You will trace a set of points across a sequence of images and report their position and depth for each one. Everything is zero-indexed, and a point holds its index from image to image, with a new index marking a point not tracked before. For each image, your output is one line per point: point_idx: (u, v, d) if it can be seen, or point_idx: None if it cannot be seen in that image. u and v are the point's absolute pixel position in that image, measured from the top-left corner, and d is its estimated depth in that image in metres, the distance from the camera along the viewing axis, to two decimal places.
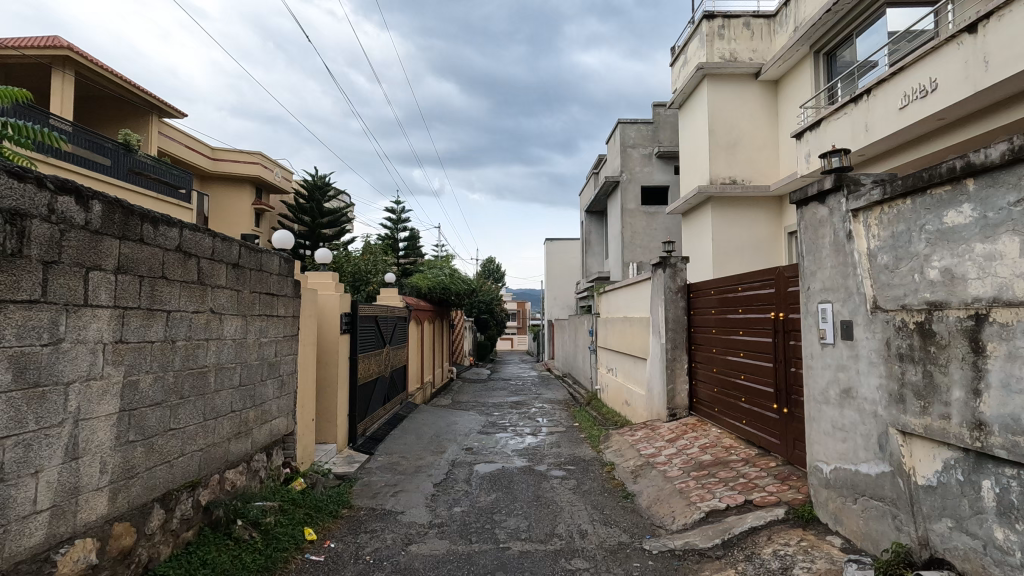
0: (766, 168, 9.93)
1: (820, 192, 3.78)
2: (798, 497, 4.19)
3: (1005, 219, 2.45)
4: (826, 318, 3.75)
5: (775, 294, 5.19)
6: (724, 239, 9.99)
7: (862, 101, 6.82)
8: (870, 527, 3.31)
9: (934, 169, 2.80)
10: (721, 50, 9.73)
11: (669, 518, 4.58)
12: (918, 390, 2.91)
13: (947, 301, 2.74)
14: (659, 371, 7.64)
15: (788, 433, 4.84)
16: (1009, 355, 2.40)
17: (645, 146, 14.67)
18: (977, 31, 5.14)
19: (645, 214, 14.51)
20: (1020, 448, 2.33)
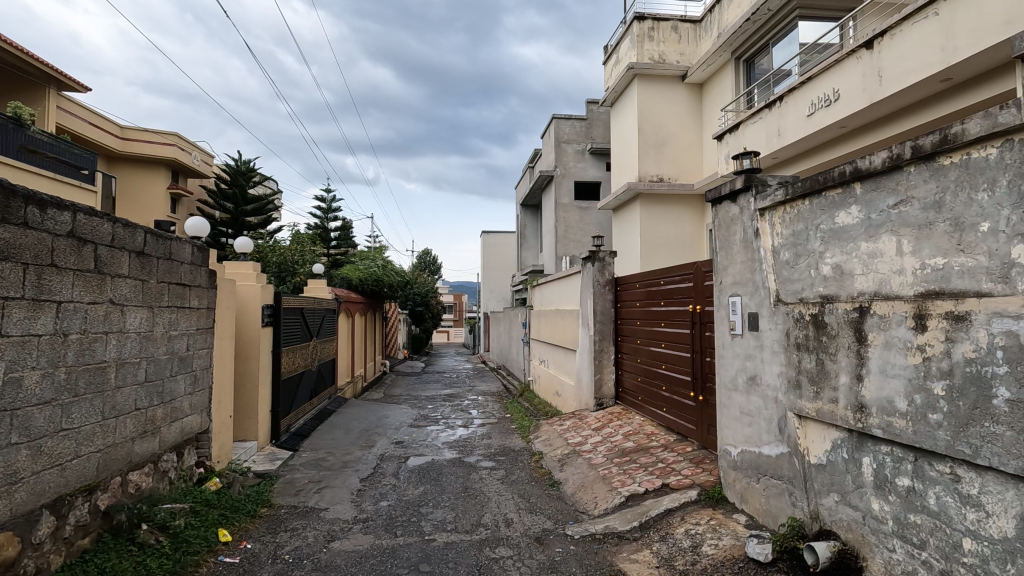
0: (690, 167, 10.40)
1: (732, 192, 3.99)
2: (710, 479, 4.44)
3: (886, 219, 2.69)
4: (735, 310, 3.99)
5: (693, 287, 5.45)
6: (651, 233, 10.35)
7: (775, 107, 7.27)
8: (770, 504, 3.57)
9: (828, 173, 3.03)
10: (651, 51, 10.06)
11: (591, 503, 4.75)
12: (811, 377, 3.17)
13: (837, 294, 2.99)
14: (588, 362, 7.86)
15: (703, 420, 5.12)
16: (886, 344, 2.65)
17: (578, 142, 14.91)
18: (873, 47, 5.61)
19: (577, 208, 14.81)
20: (893, 427, 2.59)
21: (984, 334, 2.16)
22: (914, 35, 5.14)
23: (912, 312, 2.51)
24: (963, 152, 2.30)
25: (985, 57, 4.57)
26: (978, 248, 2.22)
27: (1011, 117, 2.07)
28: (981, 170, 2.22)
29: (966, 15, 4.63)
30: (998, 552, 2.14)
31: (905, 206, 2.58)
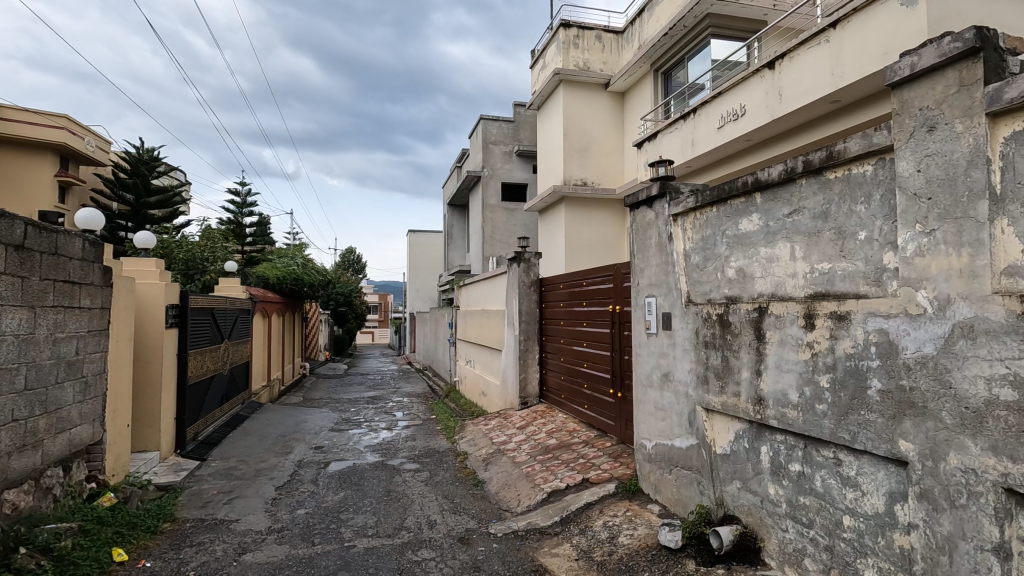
0: (612, 172, 10.79)
1: (648, 198, 4.19)
2: (627, 472, 4.64)
3: (781, 227, 2.93)
4: (650, 310, 4.18)
5: (613, 288, 5.65)
6: (575, 235, 10.62)
7: (689, 119, 7.69)
8: (681, 493, 3.78)
9: (732, 183, 3.26)
10: (576, 58, 10.34)
11: (515, 501, 4.82)
12: (717, 373, 3.39)
13: (740, 295, 3.22)
14: (513, 362, 7.96)
15: (622, 415, 5.33)
16: (781, 341, 2.88)
17: (505, 144, 15.03)
18: (774, 68, 6.08)
19: (504, 209, 14.93)
20: (787, 418, 2.83)
21: (861, 332, 2.41)
22: (809, 59, 5.62)
23: (802, 312, 2.75)
24: (845, 168, 2.55)
25: (867, 83, 5.08)
26: (857, 254, 2.47)
27: (883, 138, 2.33)
28: (859, 184, 2.48)
29: (852, 44, 5.13)
30: (872, 526, 2.40)
31: (798, 215, 2.82)
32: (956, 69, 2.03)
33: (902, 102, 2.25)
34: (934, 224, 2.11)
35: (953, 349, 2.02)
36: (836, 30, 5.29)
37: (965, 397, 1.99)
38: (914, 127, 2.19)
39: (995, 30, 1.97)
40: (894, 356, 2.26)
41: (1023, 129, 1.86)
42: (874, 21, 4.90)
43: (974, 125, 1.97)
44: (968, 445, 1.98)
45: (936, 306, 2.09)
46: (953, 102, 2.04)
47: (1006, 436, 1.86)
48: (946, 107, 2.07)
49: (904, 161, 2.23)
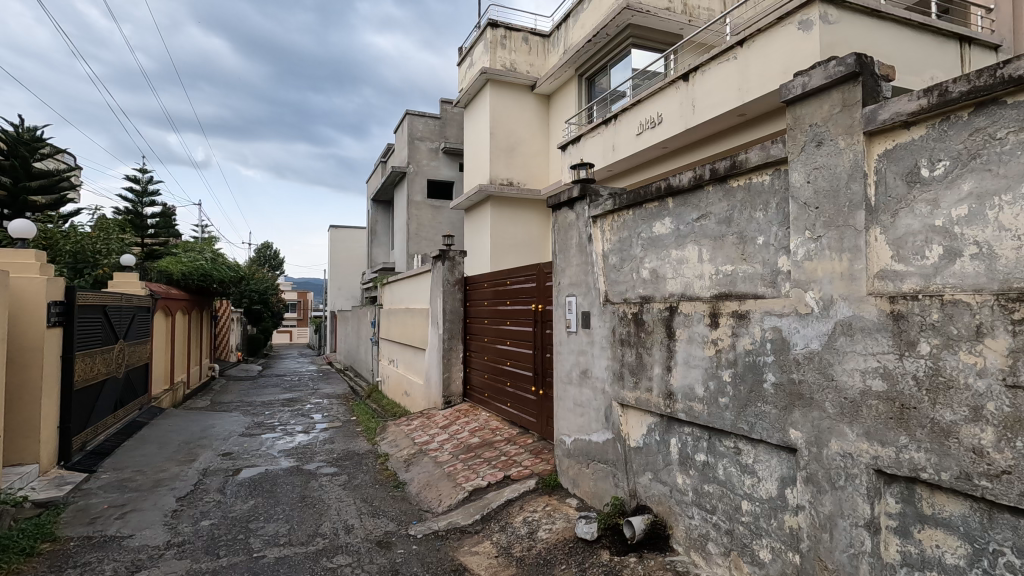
0: (537, 173, 10.95)
1: (570, 199, 4.28)
2: (547, 467, 4.72)
3: (691, 231, 3.10)
4: (571, 309, 4.29)
5: (535, 287, 5.73)
6: (500, 234, 10.66)
7: (610, 124, 7.94)
8: (597, 486, 3.91)
9: (647, 188, 3.40)
10: (503, 59, 10.39)
11: (435, 501, 4.78)
12: (632, 369, 3.53)
13: (654, 295, 3.37)
14: (436, 361, 7.88)
15: (543, 412, 5.43)
16: (689, 338, 3.04)
17: (432, 140, 14.85)
18: (688, 80, 6.42)
19: (430, 206, 14.73)
20: (694, 411, 2.99)
21: (759, 330, 2.60)
22: (719, 73, 5.98)
23: (708, 311, 2.91)
24: (746, 177, 2.74)
25: (769, 98, 5.48)
26: (756, 257, 2.66)
27: (779, 150, 2.52)
28: (758, 193, 2.67)
29: (757, 62, 5.52)
30: (766, 509, 2.60)
31: (705, 219, 2.99)
32: (840, 90, 2.24)
33: (794, 119, 2.44)
34: (820, 231, 2.31)
35: (835, 345, 2.23)
36: (743, 48, 5.67)
37: (845, 389, 2.19)
38: (804, 142, 2.38)
39: (872, 57, 2.18)
40: (786, 352, 2.45)
41: (893, 148, 2.09)
42: (775, 42, 5.30)
43: (854, 142, 2.18)
44: (846, 432, 2.18)
45: (821, 305, 2.29)
46: (837, 121, 2.24)
47: (877, 423, 2.07)
48: (831, 124, 2.27)
49: (796, 172, 2.42)
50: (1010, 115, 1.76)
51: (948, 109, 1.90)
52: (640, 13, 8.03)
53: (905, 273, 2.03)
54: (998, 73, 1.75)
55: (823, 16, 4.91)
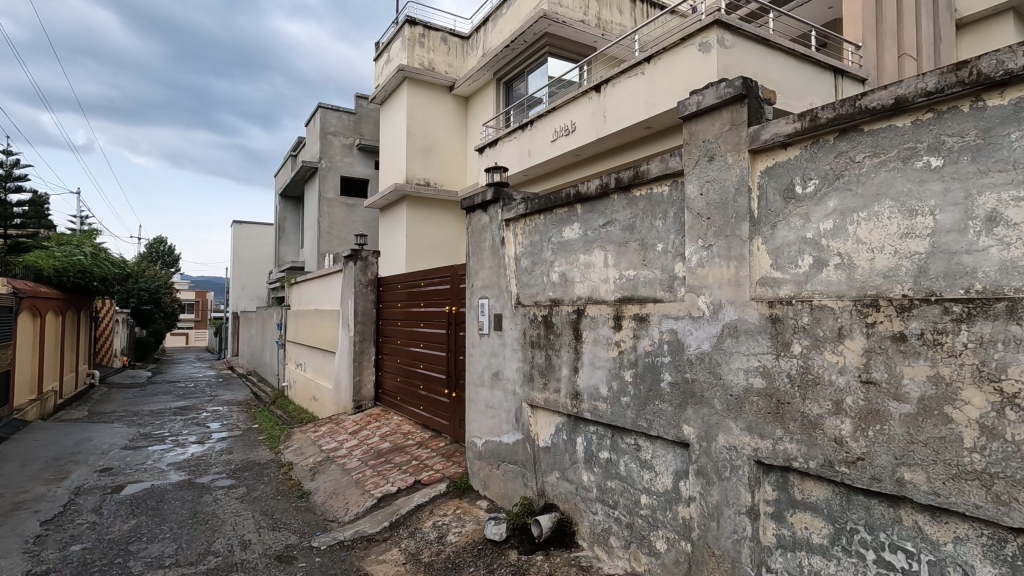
0: (455, 175, 10.89)
1: (483, 202, 4.30)
2: (458, 470, 4.70)
3: (597, 236, 3.21)
4: (483, 311, 4.30)
5: (449, 289, 5.69)
6: (416, 235, 10.47)
7: (526, 130, 8.07)
8: (507, 487, 3.95)
9: (557, 194, 3.48)
10: (421, 58, 10.25)
11: (342, 510, 4.61)
12: (541, 370, 3.60)
13: (562, 298, 3.46)
14: (346, 364, 7.61)
15: (455, 415, 5.40)
16: (594, 340, 3.15)
17: (345, 136, 14.33)
18: (600, 91, 6.67)
19: (343, 204, 14.21)
20: (598, 410, 3.10)
21: (657, 332, 2.74)
22: (629, 86, 6.27)
23: (612, 315, 3.03)
24: (647, 187, 2.89)
25: (673, 114, 5.81)
26: (656, 263, 2.81)
27: (676, 163, 2.68)
28: (659, 202, 2.82)
29: (662, 78, 5.85)
30: (662, 502, 2.75)
31: (610, 226, 3.12)
32: (729, 110, 2.42)
33: (690, 134, 2.60)
34: (711, 239, 2.48)
35: (723, 346, 2.40)
36: (650, 64, 5.99)
37: (731, 386, 2.37)
38: (698, 156, 2.55)
39: (757, 82, 2.38)
40: (681, 352, 2.60)
41: (772, 165, 2.29)
42: (678, 61, 5.64)
43: (741, 159, 2.36)
44: (731, 426, 2.36)
45: (711, 309, 2.46)
46: (726, 138, 2.42)
47: (758, 418, 2.26)
48: (721, 141, 2.45)
49: (692, 184, 2.58)
50: (866, 141, 1.99)
51: (818, 132, 2.11)
52: (556, 23, 8.23)
53: (782, 280, 2.23)
54: (858, 103, 1.97)
55: (720, 41, 5.28)
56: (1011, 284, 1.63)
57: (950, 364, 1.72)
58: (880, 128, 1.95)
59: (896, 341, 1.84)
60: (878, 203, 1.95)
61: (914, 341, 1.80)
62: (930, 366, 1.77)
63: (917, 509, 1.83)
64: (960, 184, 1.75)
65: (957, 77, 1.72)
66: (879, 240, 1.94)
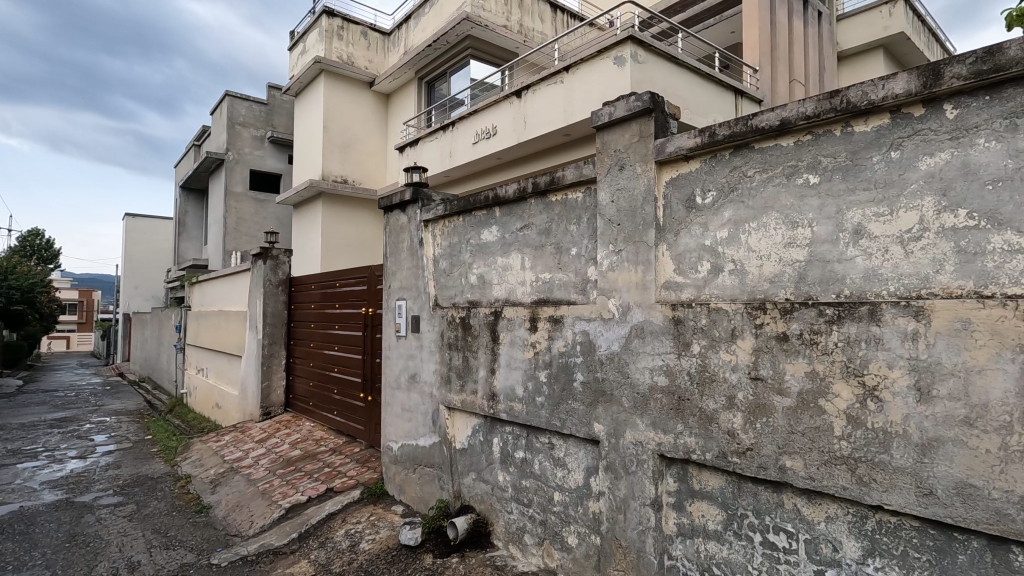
0: (374, 173, 10.61)
1: (402, 202, 4.23)
2: (373, 476, 4.58)
3: (514, 239, 3.26)
4: (400, 312, 4.23)
5: (366, 290, 5.54)
6: (333, 233, 10.09)
7: (447, 131, 8.02)
8: (423, 490, 3.91)
9: (476, 197, 3.50)
10: (339, 51, 9.90)
11: (246, 523, 4.35)
12: (458, 373, 3.60)
13: (480, 300, 3.48)
14: (254, 369, 7.19)
15: (371, 419, 5.26)
16: (511, 342, 3.20)
17: (256, 127, 13.55)
18: (521, 97, 6.78)
19: (252, 199, 13.42)
20: (514, 411, 3.15)
21: (570, 333, 2.83)
22: (548, 93, 6.42)
23: (528, 317, 3.09)
24: (563, 193, 2.97)
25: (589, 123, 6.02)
26: (570, 267, 2.91)
27: (589, 171, 2.79)
28: (573, 208, 2.91)
29: (580, 88, 6.04)
30: (574, 498, 2.84)
31: (527, 229, 3.18)
32: (638, 123, 2.55)
33: (602, 144, 2.72)
34: (621, 245, 2.60)
35: (630, 347, 2.52)
36: (569, 74, 6.17)
37: (637, 385, 2.49)
38: (610, 165, 2.67)
39: (663, 97, 2.52)
40: (593, 353, 2.71)
41: (676, 176, 2.44)
42: (596, 72, 5.86)
43: (648, 169, 2.49)
44: (638, 422, 2.48)
45: (621, 311, 2.57)
46: (635, 149, 2.55)
47: (661, 414, 2.39)
48: (631, 151, 2.57)
49: (604, 192, 2.69)
50: (756, 158, 2.17)
51: (716, 148, 2.28)
52: (479, 26, 8.27)
53: (683, 284, 2.38)
54: (749, 123, 2.15)
55: (633, 55, 5.54)
56: (873, 289, 1.85)
57: (824, 361, 1.92)
58: (769, 146, 2.14)
59: (780, 341, 2.03)
60: (766, 215, 2.13)
61: (795, 340, 1.99)
62: (807, 363, 1.96)
63: (795, 493, 2.02)
64: (832, 200, 1.96)
65: (831, 104, 1.92)
66: (766, 249, 2.12)
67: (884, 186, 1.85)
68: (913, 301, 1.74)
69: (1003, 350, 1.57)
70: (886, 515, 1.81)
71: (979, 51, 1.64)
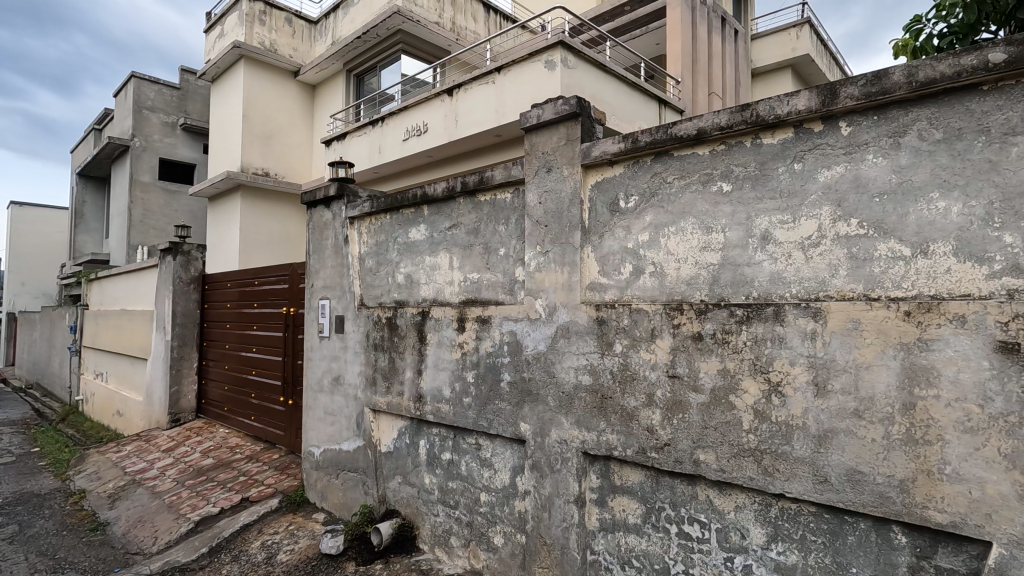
0: (298, 167, 10.15)
1: (326, 197, 4.07)
2: (293, 483, 4.37)
3: (443, 238, 3.23)
4: (323, 312, 4.06)
5: (287, 289, 5.29)
6: (252, 229, 9.55)
7: (377, 126, 7.81)
8: (346, 496, 3.78)
9: (404, 194, 3.43)
10: (260, 37, 9.39)
11: (149, 540, 4.03)
12: (384, 374, 3.51)
13: (407, 300, 3.41)
14: (161, 372, 6.67)
15: (292, 424, 5.03)
16: (438, 342, 3.16)
17: (166, 113, 12.61)
18: (452, 95, 6.72)
19: (162, 190, 12.47)
20: (441, 412, 3.11)
21: (498, 333, 2.83)
22: (480, 93, 6.41)
23: (455, 317, 3.06)
24: (492, 192, 2.97)
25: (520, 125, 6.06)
26: (498, 267, 2.91)
27: (517, 172, 2.80)
28: (501, 209, 2.91)
29: (511, 90, 6.09)
30: (500, 498, 2.84)
31: (455, 229, 3.15)
32: (565, 126, 2.59)
33: (531, 146, 2.74)
34: (547, 246, 2.63)
35: (556, 347, 2.56)
36: (500, 75, 6.19)
37: (562, 384, 2.53)
38: (537, 167, 2.69)
39: (589, 103, 2.58)
40: (519, 353, 2.72)
41: (600, 180, 2.50)
42: (527, 75, 5.91)
43: (574, 173, 2.54)
44: (563, 421, 2.52)
45: (547, 312, 2.61)
46: (563, 152, 2.59)
47: (585, 413, 2.44)
48: (558, 154, 2.61)
49: (531, 194, 2.71)
50: (676, 164, 2.27)
51: (637, 154, 2.35)
52: (410, 21, 8.12)
53: (607, 285, 2.44)
54: (669, 131, 2.23)
55: (563, 61, 5.63)
56: (777, 292, 1.98)
57: (734, 359, 2.03)
58: (687, 154, 2.23)
59: (695, 340, 2.12)
60: (683, 220, 2.23)
61: (709, 340, 2.09)
62: (719, 361, 2.06)
63: (708, 485, 2.12)
64: (743, 207, 2.08)
65: (742, 117, 2.04)
66: (683, 253, 2.22)
67: (788, 195, 1.98)
68: (812, 303, 1.88)
69: (887, 348, 1.73)
70: (788, 502, 1.94)
71: (868, 75, 1.80)
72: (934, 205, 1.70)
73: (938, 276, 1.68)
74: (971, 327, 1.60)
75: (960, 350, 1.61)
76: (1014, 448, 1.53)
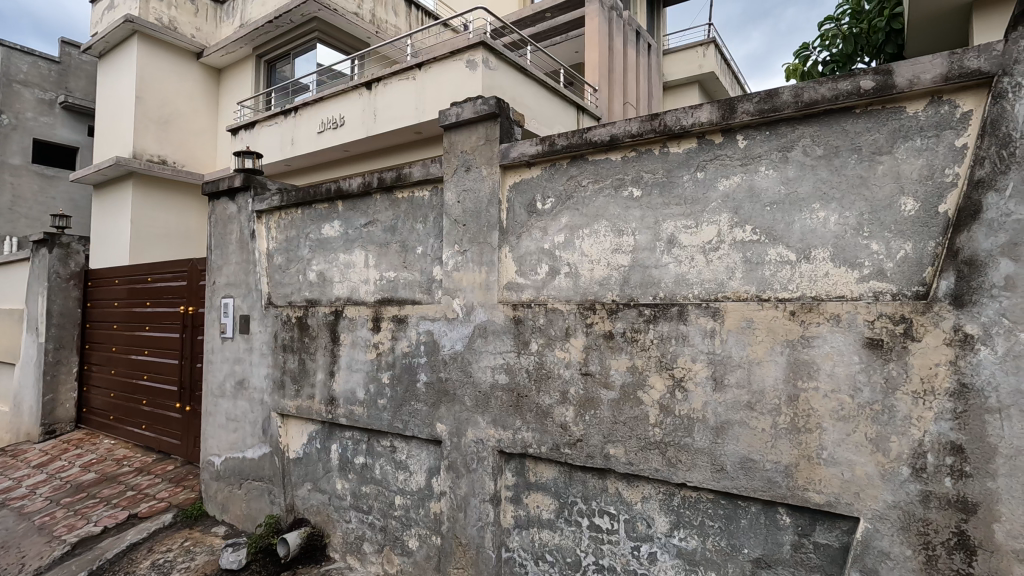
0: (200, 156, 9.45)
1: (230, 189, 3.81)
2: (189, 496, 4.05)
3: (358, 235, 3.12)
4: (226, 312, 3.80)
5: (185, 286, 4.89)
6: (146, 220, 8.75)
7: (289, 116, 7.43)
8: (250, 507, 3.56)
9: (316, 188, 3.28)
10: (157, 12, 8.63)
11: (15, 568, 3.58)
12: (293, 377, 3.34)
13: (320, 299, 3.27)
14: (32, 379, 5.94)
15: (189, 432, 4.66)
16: (352, 342, 3.05)
17: (41, 88, 11.23)
18: (371, 89, 6.54)
19: (36, 174, 11.11)
20: (354, 415, 3.01)
21: (415, 333, 2.78)
22: (399, 89, 6.29)
23: (371, 316, 2.97)
24: (409, 190, 2.92)
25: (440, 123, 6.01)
26: (415, 266, 2.86)
27: (436, 170, 2.77)
28: (419, 207, 2.87)
29: (431, 88, 6.02)
30: (415, 500, 2.80)
31: (371, 226, 3.06)
32: (485, 126, 2.59)
33: (450, 144, 2.72)
34: (466, 245, 2.62)
35: (473, 346, 2.56)
36: (421, 71, 6.11)
37: (479, 383, 2.53)
38: (456, 166, 2.68)
39: (508, 104, 2.60)
40: (436, 353, 2.69)
41: (519, 181, 2.53)
42: (448, 73, 5.88)
43: (493, 173, 2.55)
44: (479, 420, 2.52)
45: (464, 311, 2.60)
46: (482, 151, 2.59)
47: (502, 411, 2.46)
48: (477, 154, 2.61)
49: (450, 192, 2.69)
50: (590, 168, 2.34)
51: (555, 156, 2.40)
52: (327, 10, 7.80)
53: (524, 285, 2.48)
54: (584, 136, 2.30)
55: (484, 61, 5.65)
56: (681, 293, 2.10)
57: (642, 356, 2.13)
58: (600, 159, 2.31)
59: (606, 338, 2.20)
60: (597, 223, 2.30)
61: (619, 338, 2.17)
62: (629, 358, 2.15)
63: (617, 478, 2.21)
64: (651, 212, 2.18)
65: (651, 126, 2.14)
66: (596, 254, 2.29)
67: (692, 202, 2.10)
68: (712, 303, 2.00)
69: (776, 344, 1.88)
70: (688, 491, 2.06)
71: (761, 93, 1.94)
72: (816, 215, 1.87)
73: (818, 279, 1.85)
74: (844, 326, 1.78)
75: (835, 345, 1.79)
76: (878, 432, 1.72)
